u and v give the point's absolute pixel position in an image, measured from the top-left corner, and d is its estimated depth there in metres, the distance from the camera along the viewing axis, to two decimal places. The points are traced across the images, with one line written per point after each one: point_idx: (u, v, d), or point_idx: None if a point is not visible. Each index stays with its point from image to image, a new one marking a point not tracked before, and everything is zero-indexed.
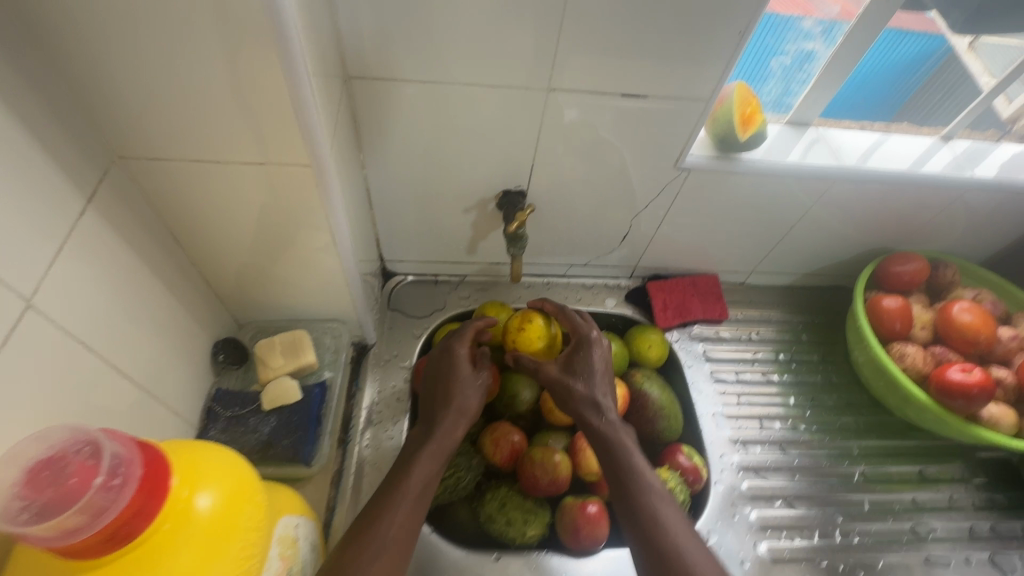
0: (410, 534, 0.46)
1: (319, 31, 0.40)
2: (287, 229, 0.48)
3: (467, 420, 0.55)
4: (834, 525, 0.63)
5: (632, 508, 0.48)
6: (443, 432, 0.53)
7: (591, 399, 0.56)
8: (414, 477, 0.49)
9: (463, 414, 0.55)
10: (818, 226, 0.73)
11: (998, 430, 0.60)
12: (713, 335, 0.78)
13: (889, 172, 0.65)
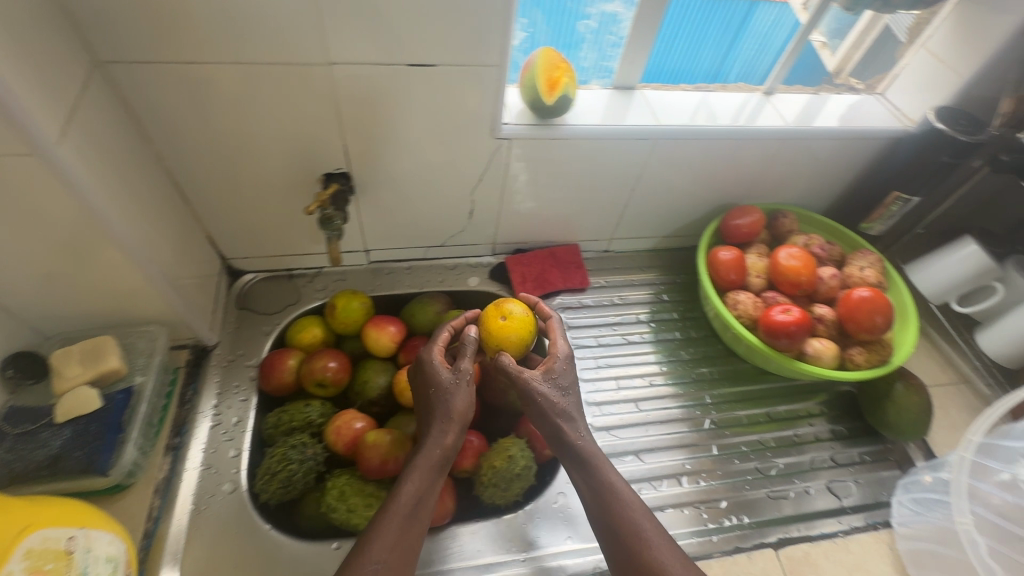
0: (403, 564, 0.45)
1: (19, 8, 0.38)
2: (45, 227, 0.45)
3: (459, 432, 0.52)
4: (683, 473, 0.65)
5: (623, 544, 0.47)
6: (433, 445, 0.51)
7: (566, 413, 0.53)
8: (402, 506, 0.47)
9: (449, 429, 0.52)
10: (660, 187, 0.75)
11: (820, 364, 0.64)
12: (575, 304, 0.79)
13: (707, 127, 0.67)
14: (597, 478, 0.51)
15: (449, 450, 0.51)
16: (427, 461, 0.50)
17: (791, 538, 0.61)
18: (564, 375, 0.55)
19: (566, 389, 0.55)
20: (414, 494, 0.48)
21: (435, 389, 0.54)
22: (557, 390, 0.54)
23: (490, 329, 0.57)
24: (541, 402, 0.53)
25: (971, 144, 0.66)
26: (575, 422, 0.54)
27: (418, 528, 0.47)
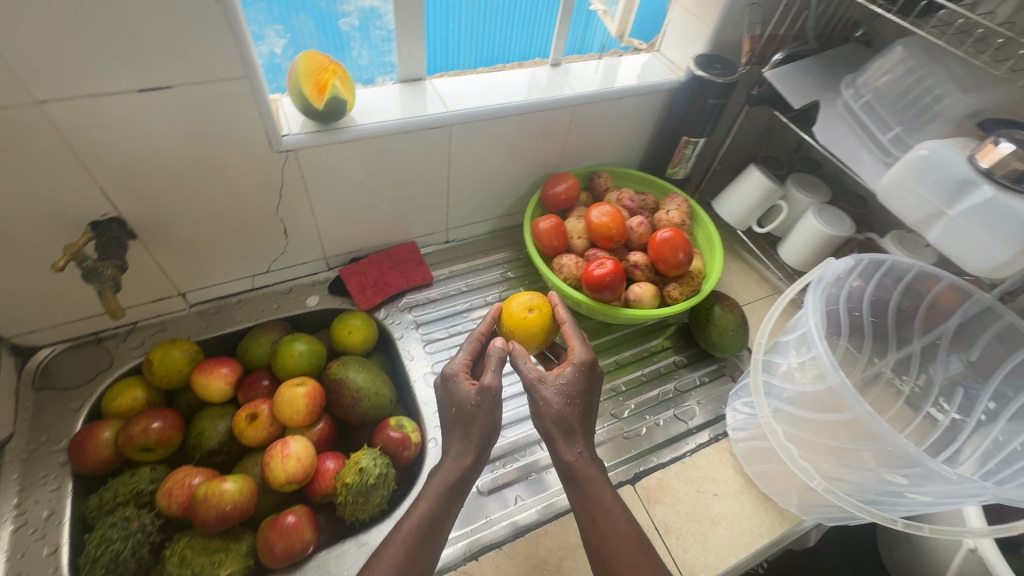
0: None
1: None
2: None
3: (476, 448, 0.53)
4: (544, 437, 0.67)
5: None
6: (455, 463, 0.52)
7: (567, 427, 0.53)
8: (406, 547, 0.47)
9: (465, 450, 0.53)
10: (475, 170, 0.76)
11: (642, 306, 0.69)
12: (422, 300, 0.80)
13: (495, 105, 0.69)
14: (596, 499, 0.51)
15: (467, 468, 0.52)
16: (442, 483, 0.51)
17: (646, 471, 0.65)
18: (569, 386, 0.55)
19: (573, 398, 0.54)
20: (426, 522, 0.49)
21: (458, 402, 0.54)
22: (562, 400, 0.54)
23: (511, 321, 0.63)
24: (546, 413, 0.54)
25: (728, 84, 0.73)
26: (575, 439, 0.54)
27: (431, 555, 0.49)
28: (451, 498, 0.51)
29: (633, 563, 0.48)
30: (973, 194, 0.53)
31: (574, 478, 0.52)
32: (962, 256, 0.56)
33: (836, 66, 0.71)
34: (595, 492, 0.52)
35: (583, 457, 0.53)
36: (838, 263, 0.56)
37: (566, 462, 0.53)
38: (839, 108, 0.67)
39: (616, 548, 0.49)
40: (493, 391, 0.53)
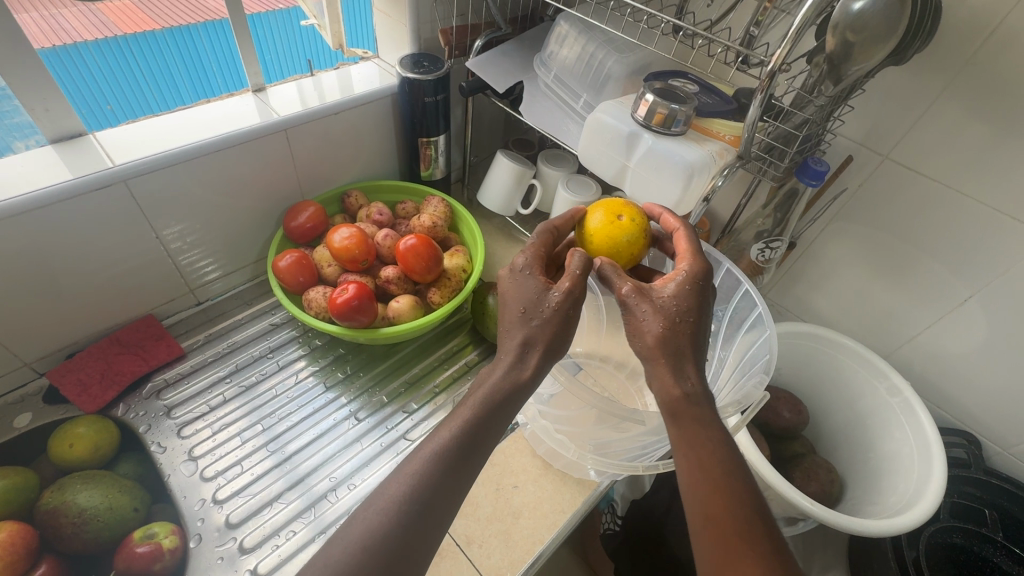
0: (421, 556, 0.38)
1: None
2: None
3: (539, 357, 0.44)
4: (332, 487, 0.62)
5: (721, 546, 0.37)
6: (510, 372, 0.43)
7: (676, 352, 0.44)
8: (425, 490, 0.39)
9: (533, 353, 0.44)
10: (193, 219, 0.68)
11: (404, 321, 0.67)
12: (174, 378, 0.69)
13: (183, 149, 0.62)
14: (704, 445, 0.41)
15: (521, 386, 0.43)
16: (485, 396, 0.42)
17: None
18: (667, 302, 0.45)
19: (682, 316, 0.45)
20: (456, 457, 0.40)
21: (534, 300, 0.46)
22: (667, 316, 0.45)
23: (592, 233, 0.54)
24: (650, 330, 0.44)
25: (441, 78, 0.73)
26: (684, 369, 0.44)
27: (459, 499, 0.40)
28: (490, 422, 0.42)
29: (743, 534, 0.37)
30: (641, 144, 0.57)
31: (680, 416, 0.42)
32: (650, 204, 0.60)
33: (535, 47, 0.75)
34: (703, 445, 0.41)
35: (693, 390, 0.43)
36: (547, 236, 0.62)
37: (671, 395, 0.42)
38: (540, 86, 0.70)
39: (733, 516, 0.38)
40: (578, 297, 0.46)
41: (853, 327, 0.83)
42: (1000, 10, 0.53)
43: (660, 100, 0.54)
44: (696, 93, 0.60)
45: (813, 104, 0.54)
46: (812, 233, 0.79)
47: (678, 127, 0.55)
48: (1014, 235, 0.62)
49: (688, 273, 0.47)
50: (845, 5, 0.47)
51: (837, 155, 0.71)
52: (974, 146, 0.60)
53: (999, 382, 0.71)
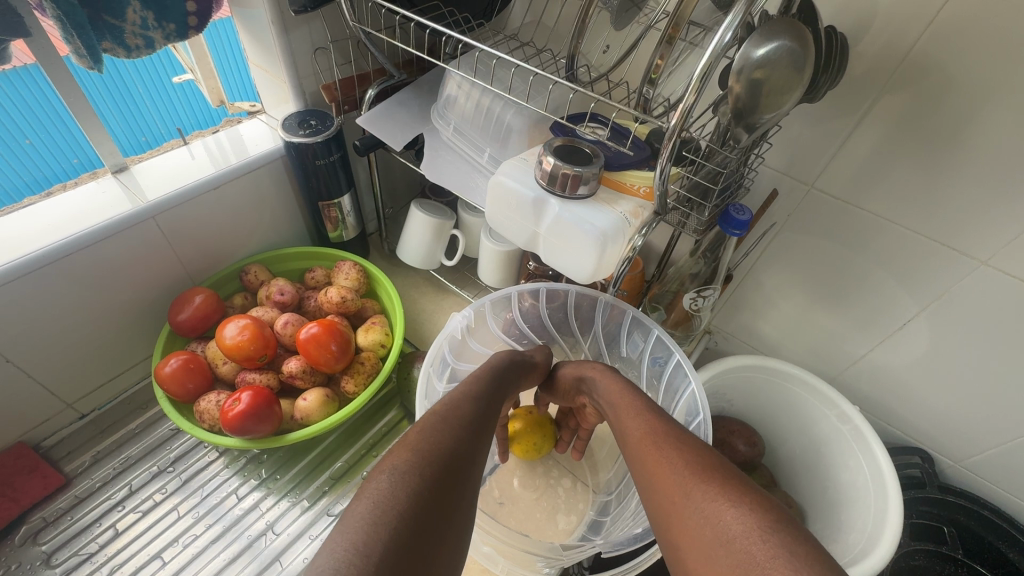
0: (454, 514, 0.29)
1: None
2: None
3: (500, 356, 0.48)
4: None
5: (627, 443, 0.39)
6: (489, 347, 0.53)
7: (586, 368, 0.51)
8: (451, 426, 0.33)
9: (511, 364, 0.47)
10: (56, 330, 0.59)
11: (314, 420, 0.59)
12: (57, 514, 0.60)
13: (20, 260, 0.53)
14: (615, 393, 0.45)
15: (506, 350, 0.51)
16: (482, 373, 0.43)
17: None
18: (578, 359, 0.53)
19: (583, 371, 0.51)
20: (474, 403, 0.37)
21: None
22: (576, 368, 0.52)
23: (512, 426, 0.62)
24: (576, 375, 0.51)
25: (332, 136, 0.65)
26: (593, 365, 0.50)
27: (483, 452, 0.34)
28: (490, 388, 0.41)
29: (640, 420, 0.40)
30: (548, 209, 0.51)
31: (618, 378, 0.47)
32: (567, 270, 0.54)
33: (435, 92, 0.68)
34: (613, 383, 0.46)
35: (596, 372, 0.49)
36: (460, 316, 0.58)
37: (601, 373, 0.48)
38: (443, 139, 0.64)
39: (636, 413, 0.41)
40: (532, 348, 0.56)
41: (799, 351, 0.80)
42: (908, 39, 0.50)
43: (564, 161, 0.48)
44: (606, 142, 0.54)
45: (726, 152, 0.50)
46: (749, 262, 0.75)
47: (585, 189, 0.49)
48: (947, 260, 0.59)
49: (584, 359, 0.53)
50: (746, 52, 0.42)
51: (763, 185, 0.67)
52: (898, 172, 0.57)
53: (947, 399, 0.69)
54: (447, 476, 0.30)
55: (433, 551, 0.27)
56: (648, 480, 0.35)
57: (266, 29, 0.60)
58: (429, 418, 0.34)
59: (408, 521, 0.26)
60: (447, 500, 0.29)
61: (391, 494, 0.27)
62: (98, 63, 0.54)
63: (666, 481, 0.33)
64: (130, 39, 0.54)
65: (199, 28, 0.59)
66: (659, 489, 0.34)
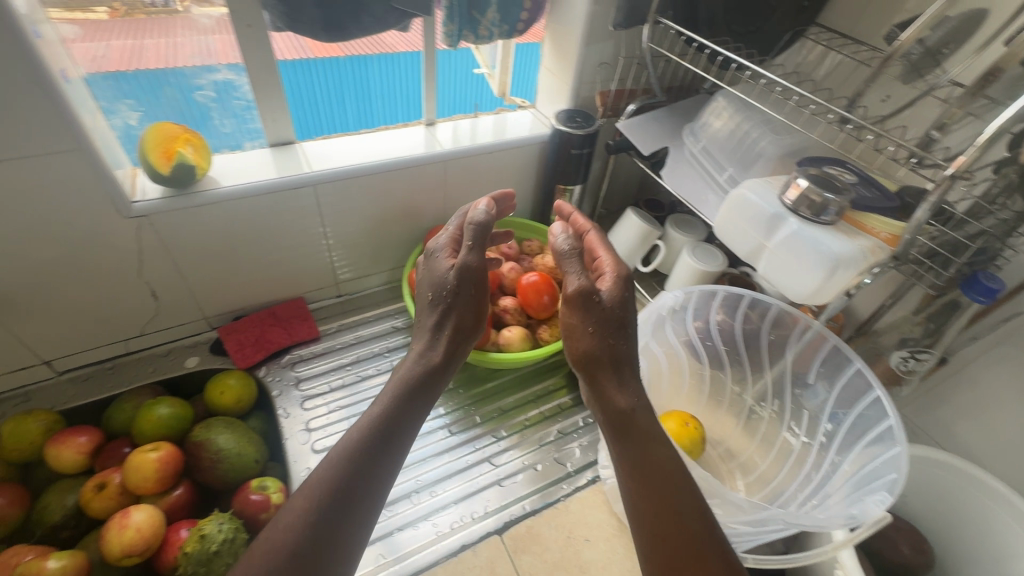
0: (356, 519, 0.41)
1: None
2: None
3: (444, 350, 0.51)
4: (435, 483, 0.67)
5: (664, 502, 0.41)
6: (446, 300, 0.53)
7: (612, 361, 0.47)
8: (354, 453, 0.43)
9: (444, 368, 0.51)
10: (356, 226, 0.79)
11: (513, 349, 0.70)
12: (309, 356, 0.79)
13: (362, 165, 0.72)
14: (650, 447, 0.44)
15: (440, 364, 0.50)
16: (401, 382, 0.48)
17: (515, 519, 0.63)
18: (619, 311, 0.49)
19: (608, 339, 0.48)
20: (370, 432, 0.44)
21: (469, 268, 0.54)
22: (591, 335, 0.48)
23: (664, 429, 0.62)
24: (585, 340, 0.48)
25: (589, 134, 0.78)
26: (622, 375, 0.47)
27: (380, 476, 0.43)
28: (417, 394, 0.48)
29: (676, 492, 0.42)
30: (784, 227, 0.56)
31: (621, 425, 0.45)
32: (784, 288, 0.58)
33: (687, 115, 0.77)
34: (651, 441, 0.44)
35: (626, 386, 0.47)
36: (671, 294, 0.60)
37: (615, 408, 0.46)
38: (686, 154, 0.72)
39: (651, 471, 0.43)
40: (562, 253, 0.53)
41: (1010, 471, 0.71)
42: None
43: (815, 186, 0.54)
44: (854, 183, 0.57)
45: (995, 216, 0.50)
46: (971, 354, 0.70)
47: (829, 216, 0.54)
48: None
49: (608, 317, 0.49)
50: None
51: (1015, 274, 0.63)
52: None
53: None
54: (337, 498, 0.40)
55: (342, 537, 0.39)
56: (667, 549, 0.40)
57: (573, 40, 0.75)
58: (350, 434, 0.44)
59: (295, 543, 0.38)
60: (338, 520, 0.40)
61: (291, 523, 0.39)
62: (454, 43, 0.72)
63: (697, 553, 0.39)
64: (481, 31, 0.72)
65: (522, 32, 0.76)
66: (682, 558, 0.39)
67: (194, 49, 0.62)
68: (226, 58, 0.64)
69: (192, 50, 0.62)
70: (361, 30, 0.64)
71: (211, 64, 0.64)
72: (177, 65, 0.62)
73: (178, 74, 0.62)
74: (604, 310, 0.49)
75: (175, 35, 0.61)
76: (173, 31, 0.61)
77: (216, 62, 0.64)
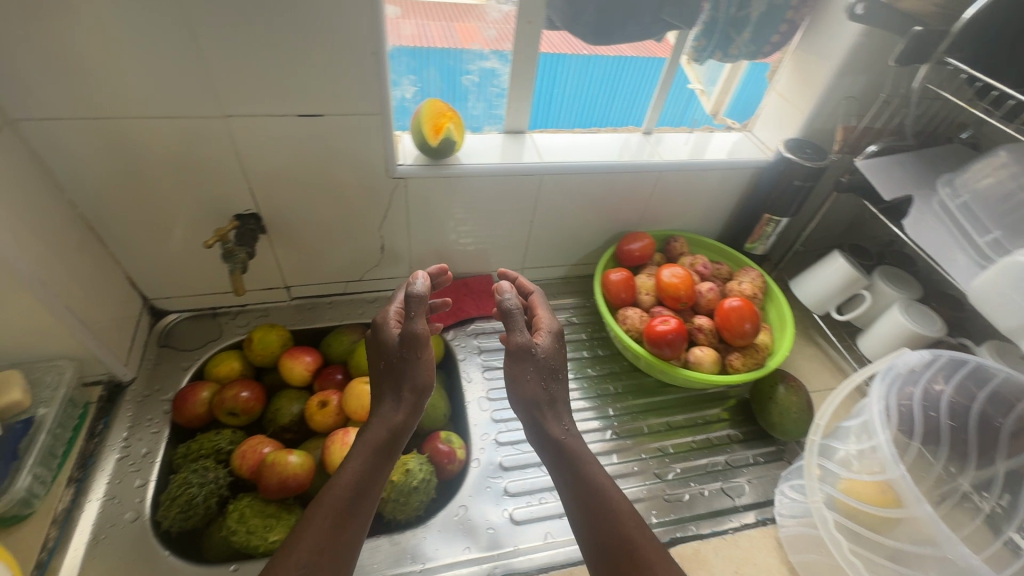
0: (359, 524, 0.49)
1: None
2: None
3: (407, 409, 0.56)
4: None
5: (611, 510, 0.51)
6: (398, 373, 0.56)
7: (552, 404, 0.57)
8: (349, 475, 0.51)
9: (394, 434, 0.54)
10: (559, 219, 0.82)
11: (701, 369, 0.69)
12: (490, 330, 0.84)
13: (586, 163, 0.75)
14: (589, 472, 0.54)
15: (397, 426, 0.55)
16: (370, 442, 0.53)
17: (683, 537, 0.64)
18: (554, 360, 0.59)
19: (548, 387, 0.58)
20: (357, 460, 0.52)
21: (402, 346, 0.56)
22: (539, 384, 0.57)
23: None
24: (524, 388, 0.57)
25: (817, 168, 0.75)
26: (559, 418, 0.58)
27: (370, 494, 0.51)
28: (386, 450, 0.54)
29: (621, 506, 0.52)
30: None
31: (562, 453, 0.55)
32: None
33: (938, 165, 0.71)
34: (590, 468, 0.54)
35: (561, 426, 0.57)
36: (917, 353, 0.55)
37: (556, 441, 0.56)
38: (937, 206, 0.66)
39: (588, 483, 0.53)
40: (506, 313, 0.57)
41: None
42: None
43: None
44: None
45: None
46: None
47: None
48: None
49: (545, 374, 0.58)
50: None
51: None
52: None
53: None
54: (348, 504, 0.49)
55: (351, 532, 0.48)
56: (601, 541, 0.49)
57: (827, 69, 0.72)
58: (349, 468, 0.51)
59: (320, 543, 0.46)
60: (348, 522, 0.48)
61: (318, 528, 0.47)
62: (699, 58, 0.74)
63: (629, 537, 0.49)
64: (731, 51, 0.73)
65: (767, 54, 0.75)
66: (616, 546, 0.49)
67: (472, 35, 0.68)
68: (500, 48, 0.69)
69: (472, 35, 0.68)
70: (624, 35, 0.67)
71: (485, 53, 0.69)
72: (459, 49, 0.68)
73: (456, 57, 0.69)
74: (538, 369, 0.57)
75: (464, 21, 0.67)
76: (466, 17, 0.67)
77: (490, 51, 0.69)
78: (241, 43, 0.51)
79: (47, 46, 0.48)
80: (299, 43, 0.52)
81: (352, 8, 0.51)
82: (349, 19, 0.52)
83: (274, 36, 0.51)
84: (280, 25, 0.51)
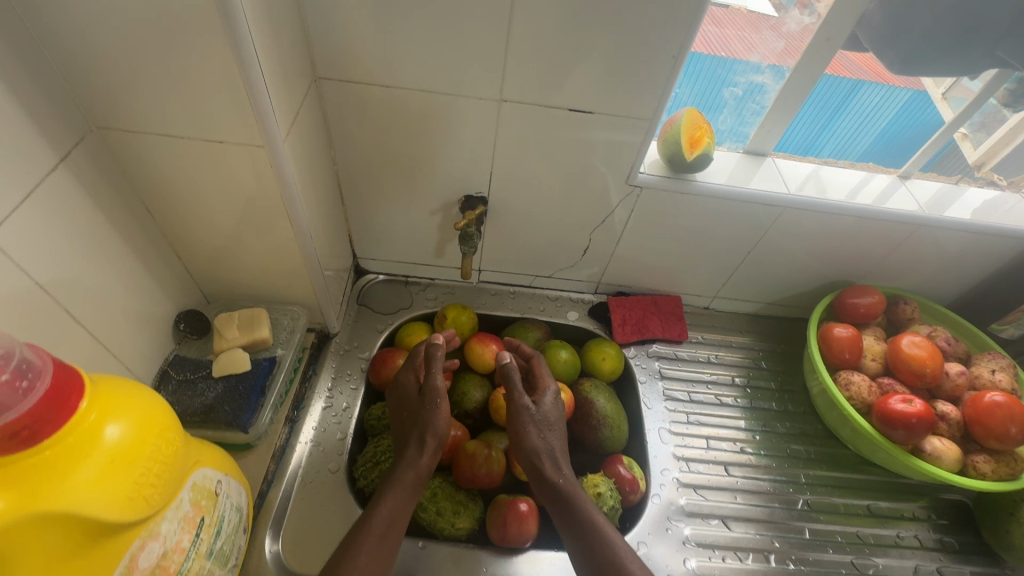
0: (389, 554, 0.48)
1: (287, 47, 0.46)
2: (260, 221, 0.53)
3: (434, 454, 0.54)
4: (791, 552, 0.63)
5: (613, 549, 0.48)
6: (403, 419, 0.57)
7: (550, 450, 0.56)
8: (378, 504, 0.50)
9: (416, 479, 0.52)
10: (780, 255, 0.75)
11: (939, 464, 0.60)
12: (672, 355, 0.79)
13: (840, 202, 0.67)
14: (593, 515, 0.51)
15: (422, 471, 0.53)
16: (398, 482, 0.52)
17: None
18: (553, 415, 0.58)
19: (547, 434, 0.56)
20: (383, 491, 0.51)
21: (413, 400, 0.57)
22: (539, 432, 0.56)
23: None
24: (525, 439, 0.55)
25: None
26: (558, 462, 0.55)
27: (399, 524, 0.50)
28: (415, 489, 0.52)
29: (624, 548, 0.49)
30: None
31: (558, 497, 0.53)
32: None
33: None
34: (587, 505, 0.52)
35: (559, 472, 0.54)
36: None
37: (555, 484, 0.54)
38: None
39: (583, 520, 0.51)
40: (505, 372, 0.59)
41: None
42: None
43: None
44: None
45: None
46: None
47: None
48: None
49: (544, 426, 0.56)
50: None
51: None
52: None
53: None
54: (379, 533, 0.48)
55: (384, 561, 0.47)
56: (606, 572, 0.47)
57: None
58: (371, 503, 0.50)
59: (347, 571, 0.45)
60: (380, 553, 0.47)
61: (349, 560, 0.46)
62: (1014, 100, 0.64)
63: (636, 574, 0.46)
64: None
65: None
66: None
67: (752, 45, 0.62)
68: (781, 63, 0.62)
69: (753, 47, 0.62)
70: (937, 68, 0.58)
71: (760, 67, 0.63)
72: (734, 61, 0.63)
73: (727, 67, 0.64)
74: (537, 421, 0.56)
75: (752, 30, 0.62)
76: (755, 28, 0.62)
77: (767, 65, 0.63)
78: (548, 30, 0.49)
79: (372, 14, 0.49)
80: (603, 38, 0.50)
81: (674, 5, 0.47)
82: (664, 20, 0.49)
83: (582, 27, 0.49)
84: (593, 18, 0.49)
